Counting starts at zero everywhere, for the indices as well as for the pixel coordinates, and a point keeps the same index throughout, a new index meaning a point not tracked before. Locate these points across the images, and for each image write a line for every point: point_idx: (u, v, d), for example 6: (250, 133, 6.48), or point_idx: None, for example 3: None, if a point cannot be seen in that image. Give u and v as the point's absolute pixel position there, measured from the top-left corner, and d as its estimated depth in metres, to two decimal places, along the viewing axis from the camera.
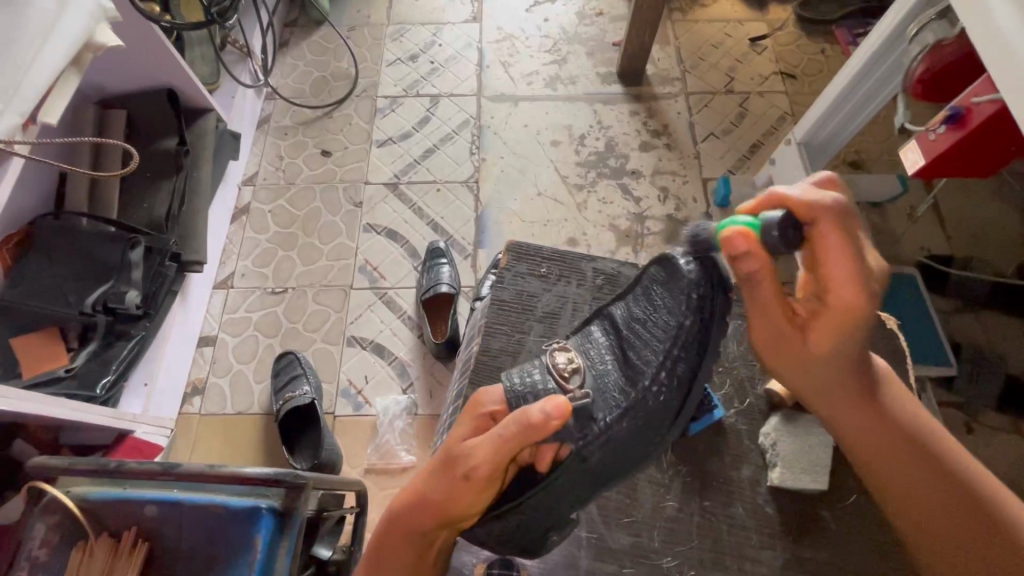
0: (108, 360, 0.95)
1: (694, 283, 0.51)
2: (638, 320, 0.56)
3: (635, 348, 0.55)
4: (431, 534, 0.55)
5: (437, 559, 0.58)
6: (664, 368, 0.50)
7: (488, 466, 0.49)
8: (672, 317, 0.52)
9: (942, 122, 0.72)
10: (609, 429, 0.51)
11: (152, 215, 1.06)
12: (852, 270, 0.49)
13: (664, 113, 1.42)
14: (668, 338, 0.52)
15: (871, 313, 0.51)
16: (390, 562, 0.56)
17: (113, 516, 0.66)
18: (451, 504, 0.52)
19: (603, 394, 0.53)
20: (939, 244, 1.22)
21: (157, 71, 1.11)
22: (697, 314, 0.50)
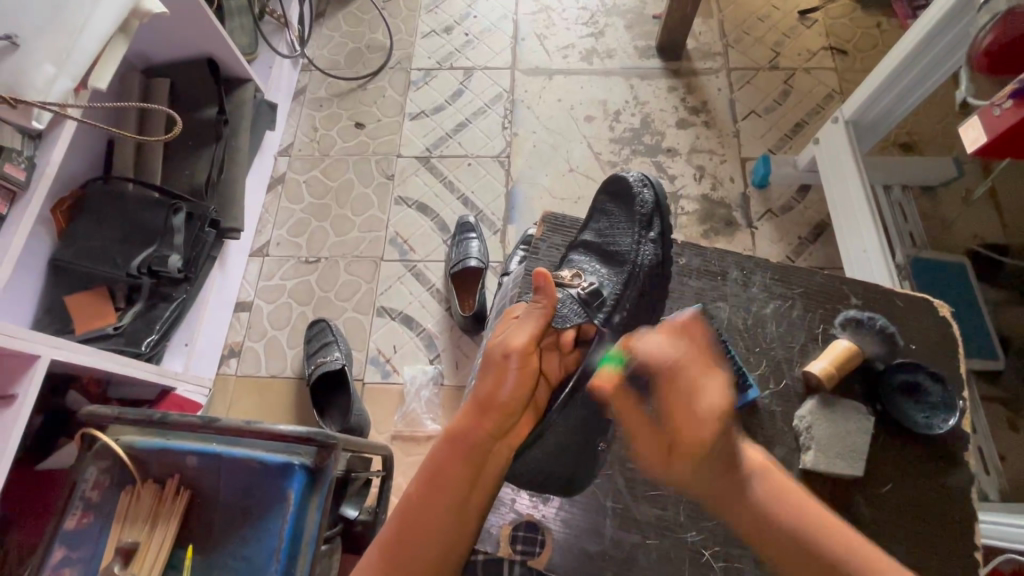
0: (153, 320, 0.99)
1: (641, 182, 0.70)
2: (604, 231, 0.71)
3: (607, 246, 0.69)
4: (485, 449, 0.55)
5: (492, 488, 0.56)
6: (644, 241, 0.66)
7: (524, 339, 0.54)
8: (628, 214, 0.70)
9: (1009, 97, 0.67)
10: (620, 298, 0.63)
11: (193, 182, 1.09)
12: (687, 409, 0.55)
13: (704, 89, 1.37)
14: (633, 225, 0.68)
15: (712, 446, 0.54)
16: (439, 481, 0.54)
17: (157, 465, 0.70)
18: (500, 394, 0.53)
19: (604, 281, 0.65)
20: (993, 233, 1.16)
21: (198, 40, 1.13)
22: (649, 197, 0.69)
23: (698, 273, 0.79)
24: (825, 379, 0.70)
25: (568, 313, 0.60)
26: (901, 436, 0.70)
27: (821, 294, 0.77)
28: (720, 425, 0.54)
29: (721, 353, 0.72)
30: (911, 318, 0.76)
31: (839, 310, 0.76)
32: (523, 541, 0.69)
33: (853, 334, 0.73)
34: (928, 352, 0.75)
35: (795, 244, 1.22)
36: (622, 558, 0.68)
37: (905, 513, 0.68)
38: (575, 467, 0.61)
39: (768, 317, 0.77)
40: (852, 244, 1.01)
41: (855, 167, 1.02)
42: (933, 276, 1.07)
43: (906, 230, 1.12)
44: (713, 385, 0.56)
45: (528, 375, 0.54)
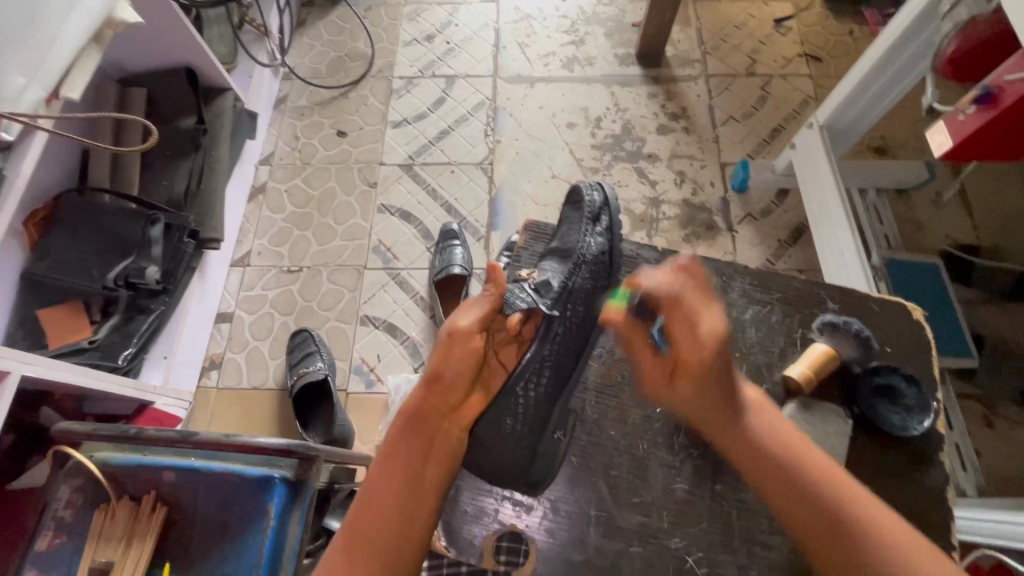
0: (130, 334, 0.98)
1: (590, 187, 0.75)
2: (563, 232, 0.73)
3: (560, 244, 0.71)
4: (436, 423, 0.59)
5: (446, 466, 0.59)
6: (591, 234, 0.70)
7: (468, 321, 0.59)
8: (578, 215, 0.72)
9: (973, 103, 0.68)
10: (568, 287, 0.65)
11: (171, 192, 1.07)
12: (687, 334, 0.59)
13: (683, 96, 1.39)
14: (584, 223, 0.71)
15: (712, 366, 0.58)
16: (394, 455, 0.58)
17: (133, 482, 0.68)
18: (445, 371, 0.58)
19: (556, 273, 0.66)
20: (965, 233, 1.19)
21: (175, 49, 1.12)
22: (597, 201, 0.72)
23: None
24: (803, 383, 0.71)
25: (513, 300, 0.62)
26: (877, 437, 0.72)
27: (796, 298, 0.78)
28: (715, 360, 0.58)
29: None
30: (886, 321, 0.78)
31: (815, 315, 0.77)
32: (506, 551, 0.70)
33: (830, 337, 0.75)
34: (902, 354, 0.76)
35: (774, 248, 1.24)
36: (607, 565, 0.68)
37: (884, 512, 0.69)
38: (533, 451, 0.63)
39: (746, 322, 0.78)
40: (829, 247, 1.03)
41: (830, 171, 1.04)
42: (907, 277, 1.09)
43: (881, 232, 1.15)
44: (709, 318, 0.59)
45: (470, 355, 0.59)
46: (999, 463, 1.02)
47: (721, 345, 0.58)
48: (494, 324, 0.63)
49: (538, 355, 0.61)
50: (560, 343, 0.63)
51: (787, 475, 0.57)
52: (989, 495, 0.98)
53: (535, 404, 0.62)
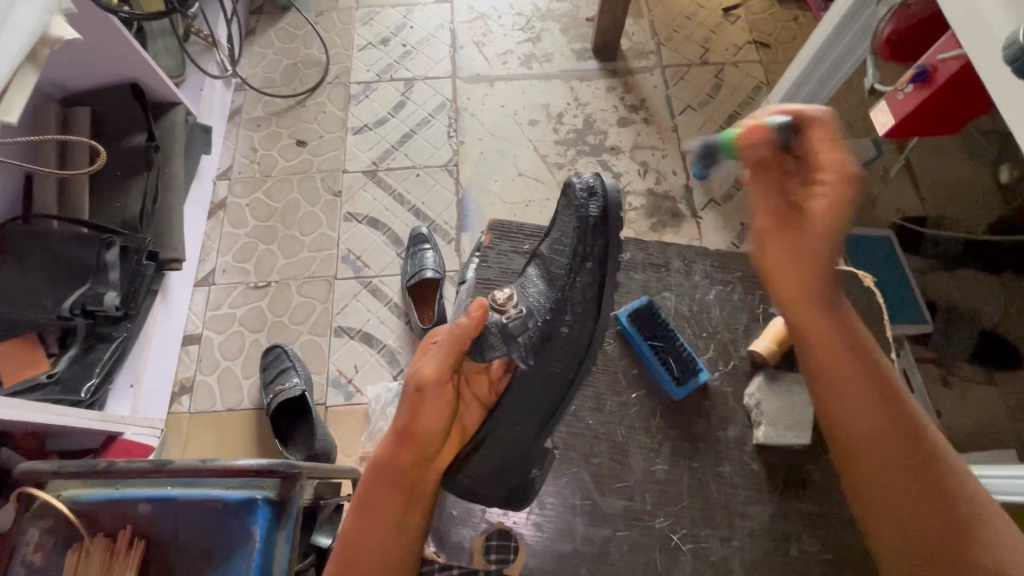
0: (91, 364, 0.94)
1: (589, 192, 0.59)
2: (556, 247, 0.60)
3: (546, 264, 0.61)
4: (411, 476, 0.58)
5: (424, 516, 0.58)
6: (580, 268, 0.57)
7: (436, 371, 0.57)
8: (575, 233, 0.58)
9: (910, 82, 0.72)
10: (554, 332, 0.56)
11: (126, 214, 1.03)
12: (834, 161, 0.54)
13: (641, 87, 1.42)
14: (575, 245, 0.58)
15: (838, 205, 0.54)
16: (371, 514, 0.56)
17: (107, 518, 0.66)
18: (415, 423, 0.57)
19: (535, 310, 0.58)
20: (913, 206, 1.25)
21: (119, 65, 1.07)
22: (593, 215, 0.57)
23: (643, 267, 0.83)
24: (768, 357, 0.74)
25: (482, 343, 0.57)
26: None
27: (755, 283, 0.82)
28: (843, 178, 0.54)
29: (670, 342, 0.77)
30: None
31: (772, 291, 0.80)
32: (496, 550, 0.67)
33: (785, 314, 0.77)
34: None
35: (738, 231, 1.27)
36: (596, 554, 0.68)
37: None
38: (516, 485, 0.61)
39: (711, 303, 0.81)
40: None
41: None
42: (863, 250, 1.14)
43: None
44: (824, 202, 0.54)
45: (444, 404, 0.57)
46: (958, 420, 1.08)
47: (842, 179, 0.54)
48: (462, 368, 0.61)
49: (510, 404, 0.58)
50: (530, 396, 0.57)
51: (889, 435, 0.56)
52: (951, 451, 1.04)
53: (510, 450, 0.59)
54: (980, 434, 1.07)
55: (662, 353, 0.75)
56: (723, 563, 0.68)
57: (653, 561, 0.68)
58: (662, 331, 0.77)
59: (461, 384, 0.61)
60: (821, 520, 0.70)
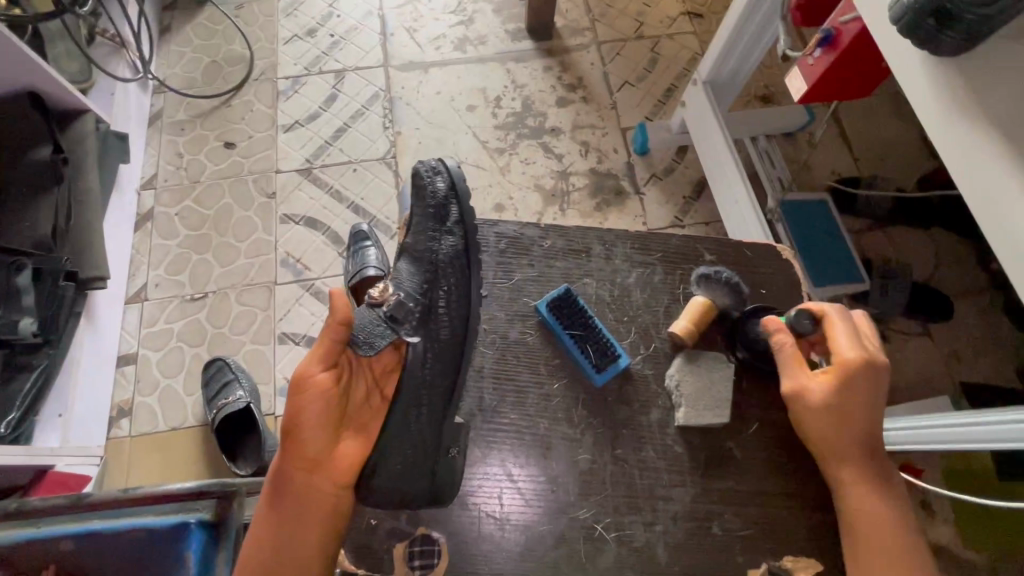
0: (10, 398, 0.88)
1: (433, 170, 0.65)
2: (415, 232, 0.64)
3: (409, 245, 0.64)
4: (308, 482, 0.54)
5: (329, 523, 0.55)
6: (444, 236, 0.62)
7: (314, 367, 0.54)
8: (430, 213, 0.63)
9: (818, 46, 0.72)
10: (435, 304, 0.59)
11: (36, 234, 0.97)
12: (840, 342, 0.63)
13: (578, 65, 1.40)
14: (429, 220, 0.63)
15: (833, 377, 0.62)
16: (273, 522, 0.54)
17: (28, 560, 0.62)
18: (301, 424, 0.54)
19: (409, 291, 0.60)
20: (847, 168, 1.27)
21: (11, 73, 0.99)
22: (439, 189, 0.63)
23: (563, 253, 0.74)
24: (688, 339, 0.69)
25: (371, 332, 0.58)
26: (760, 377, 0.70)
27: (675, 252, 0.75)
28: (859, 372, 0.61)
29: (590, 329, 0.69)
30: (761, 265, 0.76)
31: (693, 270, 0.74)
32: (421, 555, 0.59)
33: (707, 290, 0.71)
34: (779, 296, 0.75)
35: (681, 204, 1.28)
36: (522, 552, 0.61)
37: (792, 442, 0.68)
38: (438, 473, 0.58)
39: (632, 286, 0.73)
40: (726, 196, 1.08)
41: (717, 124, 1.08)
42: (800, 214, 1.16)
43: (775, 176, 1.21)
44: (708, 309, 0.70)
45: (324, 402, 0.54)
46: (896, 372, 1.12)
47: (857, 364, 0.61)
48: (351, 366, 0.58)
49: (412, 381, 0.57)
50: (432, 369, 0.58)
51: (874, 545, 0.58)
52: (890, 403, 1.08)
53: (423, 431, 0.58)
54: (915, 385, 1.11)
55: (581, 342, 0.68)
56: (648, 549, 0.62)
57: (577, 555, 0.61)
58: (576, 317, 0.69)
59: (351, 385, 0.58)
60: (769, 491, 0.65)
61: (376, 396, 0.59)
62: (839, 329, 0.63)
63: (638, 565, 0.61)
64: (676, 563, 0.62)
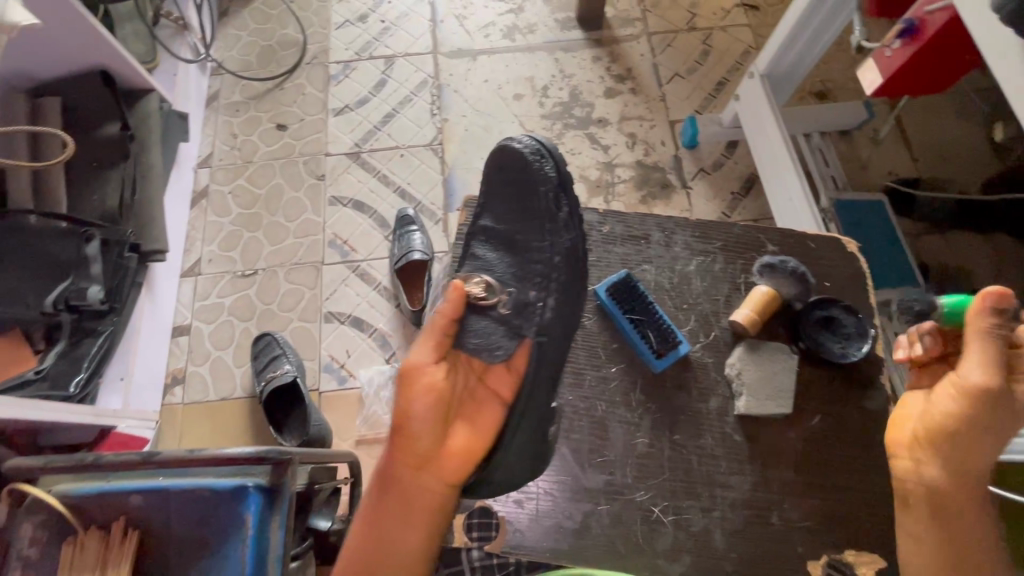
0: (79, 359, 0.93)
1: (536, 153, 0.59)
2: (507, 219, 0.61)
3: (511, 233, 0.60)
4: (415, 481, 0.52)
5: (433, 523, 0.53)
6: (558, 227, 0.56)
7: (421, 362, 0.52)
8: (528, 199, 0.59)
9: (897, 38, 0.70)
10: (548, 298, 0.54)
11: (104, 206, 1.01)
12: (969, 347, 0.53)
13: (627, 56, 1.38)
14: (535, 206, 0.59)
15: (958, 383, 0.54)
16: (378, 516, 0.53)
17: (100, 510, 0.66)
18: (408, 423, 0.51)
19: (515, 284, 0.57)
20: (906, 168, 1.23)
21: (85, 52, 1.04)
22: (549, 173, 0.58)
23: (624, 239, 0.74)
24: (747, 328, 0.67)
25: (484, 328, 0.55)
26: (821, 369, 0.68)
27: (737, 243, 0.74)
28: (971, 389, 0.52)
29: (649, 313, 0.69)
30: (826, 257, 0.74)
31: (757, 258, 0.72)
32: (477, 528, 0.62)
33: (771, 279, 0.69)
34: (844, 289, 0.72)
35: (728, 200, 1.26)
36: (575, 529, 0.61)
37: (853, 441, 0.66)
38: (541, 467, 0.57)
39: (693, 274, 0.73)
40: (779, 192, 1.05)
41: (773, 118, 1.05)
42: (856, 214, 1.12)
43: (827, 173, 1.17)
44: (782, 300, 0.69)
45: (433, 399, 0.51)
46: None
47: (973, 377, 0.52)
48: (456, 361, 0.55)
49: (529, 381, 0.52)
50: (548, 365, 0.53)
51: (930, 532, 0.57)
52: None
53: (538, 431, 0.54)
54: None
55: (640, 327, 0.68)
56: (704, 535, 0.62)
57: (633, 536, 0.61)
58: (637, 303, 0.69)
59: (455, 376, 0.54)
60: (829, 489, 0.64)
61: (491, 393, 0.53)
62: (975, 331, 0.52)
63: (694, 550, 0.61)
64: (733, 552, 0.61)
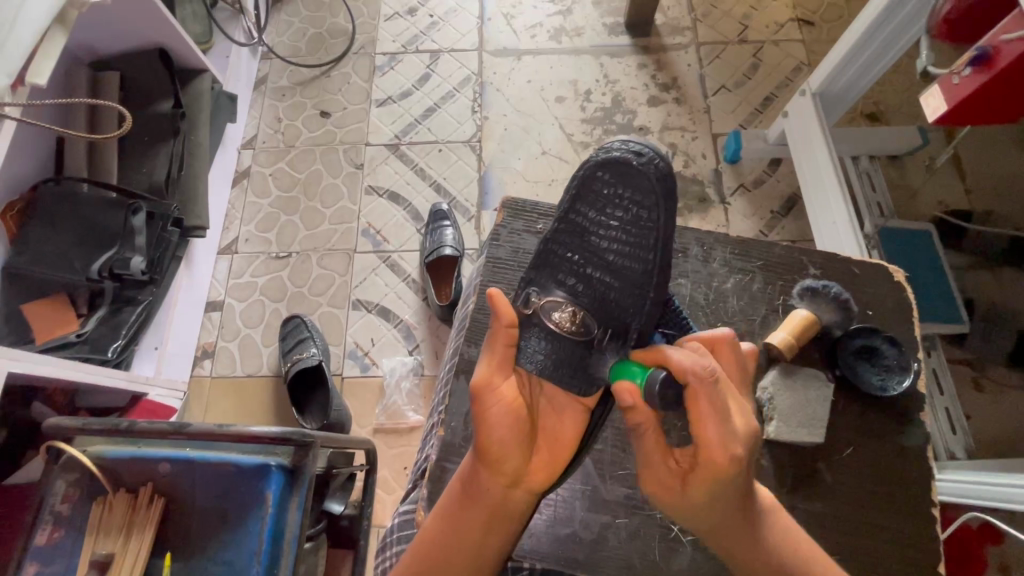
0: (118, 326, 0.96)
1: (648, 168, 0.50)
2: (600, 233, 0.51)
3: (609, 253, 0.51)
4: (501, 499, 0.50)
5: (511, 536, 0.52)
6: (662, 265, 0.52)
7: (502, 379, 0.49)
8: (639, 216, 0.51)
9: (968, 64, 0.67)
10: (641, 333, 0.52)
11: (152, 180, 1.04)
12: (718, 428, 0.45)
13: (673, 65, 1.36)
14: (642, 233, 0.51)
15: (737, 468, 0.45)
16: (455, 524, 0.51)
17: (129, 474, 0.68)
18: (492, 439, 0.49)
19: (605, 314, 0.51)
20: (957, 199, 1.19)
21: (146, 30, 1.07)
22: (660, 194, 0.50)
23: None
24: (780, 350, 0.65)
25: (574, 364, 0.51)
26: (857, 400, 0.66)
27: (777, 266, 0.72)
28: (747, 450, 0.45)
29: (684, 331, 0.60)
30: (869, 286, 0.71)
31: (798, 281, 0.70)
32: None
33: (812, 304, 0.67)
34: (886, 319, 0.70)
35: (767, 219, 1.23)
36: (592, 541, 0.60)
37: (887, 478, 0.64)
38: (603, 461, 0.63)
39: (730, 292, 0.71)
40: (823, 215, 1.02)
41: (823, 138, 1.03)
42: (901, 242, 1.08)
43: (874, 200, 1.14)
44: (740, 411, 0.46)
45: (517, 422, 0.49)
46: (986, 424, 1.04)
47: (749, 446, 0.46)
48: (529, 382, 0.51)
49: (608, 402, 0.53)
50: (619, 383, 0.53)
51: None
52: (977, 456, 1.00)
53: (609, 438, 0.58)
54: (1010, 439, 1.03)
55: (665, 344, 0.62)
56: (725, 559, 0.60)
57: (652, 553, 0.60)
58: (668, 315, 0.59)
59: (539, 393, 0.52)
60: (860, 529, 0.62)
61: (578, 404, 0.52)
62: (702, 409, 0.44)
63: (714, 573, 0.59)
64: None
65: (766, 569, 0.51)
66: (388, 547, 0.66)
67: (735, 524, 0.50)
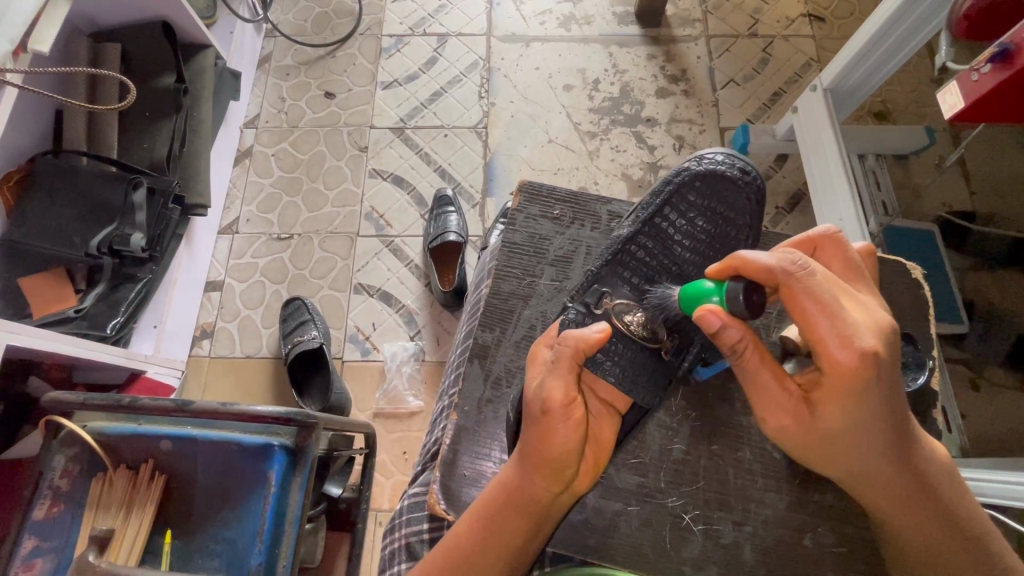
0: (117, 303, 0.94)
1: (744, 185, 0.54)
2: (682, 242, 0.54)
3: (688, 263, 0.54)
4: (546, 504, 0.50)
5: (541, 535, 0.53)
6: None
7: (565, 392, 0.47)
8: (722, 231, 0.54)
9: (988, 61, 0.67)
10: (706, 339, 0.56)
11: (153, 156, 1.02)
12: (840, 336, 0.43)
13: (683, 57, 1.35)
14: (723, 246, 0.54)
15: (877, 379, 0.44)
16: (495, 527, 0.51)
17: (129, 451, 0.68)
18: (552, 448, 0.47)
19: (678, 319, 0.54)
20: (961, 202, 1.19)
21: (149, 2, 1.05)
22: (751, 206, 0.54)
23: None
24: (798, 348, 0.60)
25: (639, 366, 0.53)
26: None
27: None
28: (882, 358, 0.43)
29: None
30: (883, 282, 0.71)
31: None
32: None
33: None
34: (898, 314, 0.70)
35: (771, 215, 1.23)
36: (602, 527, 0.61)
37: None
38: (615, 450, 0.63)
39: None
40: (829, 211, 1.02)
41: (832, 134, 1.02)
42: (904, 242, 1.09)
43: (878, 198, 1.12)
44: (858, 308, 0.45)
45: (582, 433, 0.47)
46: (981, 424, 1.06)
47: (885, 352, 0.44)
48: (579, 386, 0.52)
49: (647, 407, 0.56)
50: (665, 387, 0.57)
51: (949, 517, 0.51)
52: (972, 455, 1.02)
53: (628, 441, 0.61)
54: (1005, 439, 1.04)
55: None
56: (734, 548, 0.60)
57: (663, 541, 0.60)
58: None
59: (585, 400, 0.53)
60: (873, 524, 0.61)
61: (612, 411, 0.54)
62: (813, 312, 0.43)
63: (722, 562, 0.60)
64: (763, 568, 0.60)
65: (912, 486, 0.50)
66: (398, 529, 0.66)
67: (885, 461, 0.48)
